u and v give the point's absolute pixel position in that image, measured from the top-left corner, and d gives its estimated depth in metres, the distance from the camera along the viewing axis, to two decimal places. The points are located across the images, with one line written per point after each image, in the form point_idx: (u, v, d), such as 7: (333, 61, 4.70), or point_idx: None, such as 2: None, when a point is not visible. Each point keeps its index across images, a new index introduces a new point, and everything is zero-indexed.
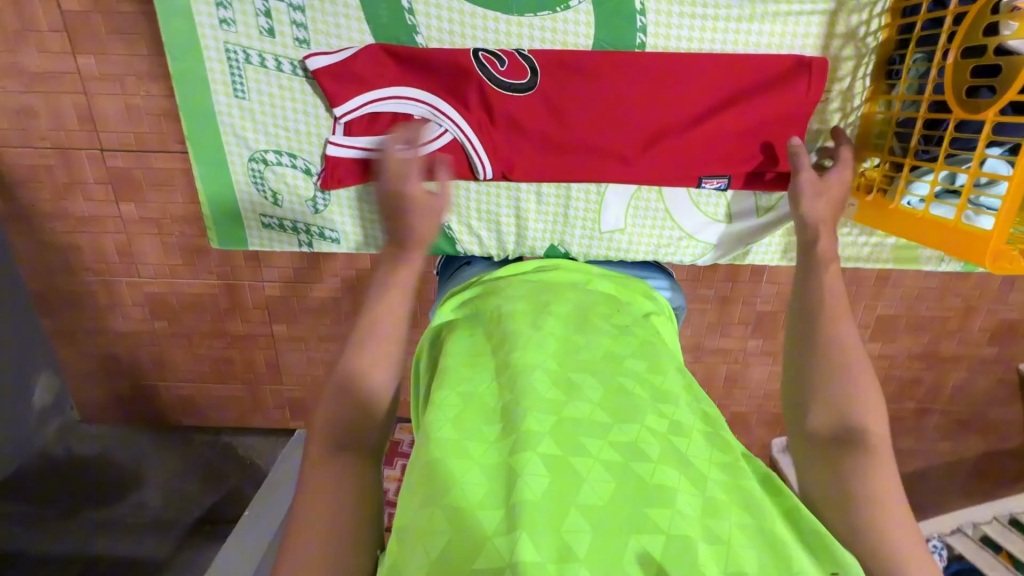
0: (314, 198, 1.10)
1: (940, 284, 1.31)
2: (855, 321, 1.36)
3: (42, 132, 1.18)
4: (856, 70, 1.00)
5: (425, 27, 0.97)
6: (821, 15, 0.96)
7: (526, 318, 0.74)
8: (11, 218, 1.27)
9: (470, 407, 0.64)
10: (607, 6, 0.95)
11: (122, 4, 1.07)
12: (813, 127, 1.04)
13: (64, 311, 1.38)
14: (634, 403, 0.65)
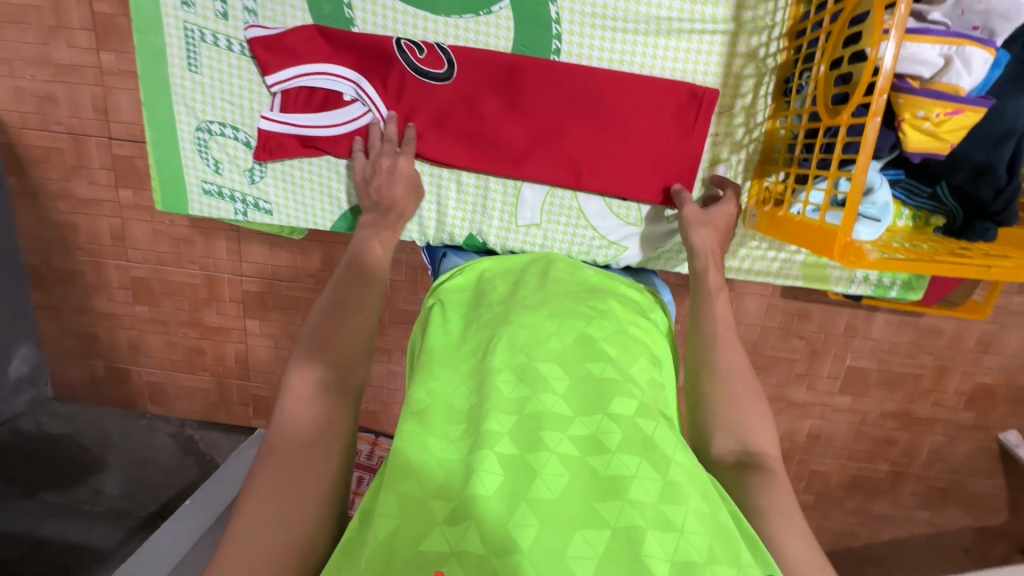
0: (253, 169, 1.08)
1: (911, 339, 1.29)
2: (824, 369, 1.33)
3: (60, 119, 1.29)
4: (756, 87, 1.01)
5: (361, 20, 0.99)
6: (722, 35, 0.98)
7: (503, 314, 0.73)
8: (23, 195, 1.37)
9: (440, 406, 0.63)
10: (525, 12, 0.97)
11: None
12: (716, 138, 1.04)
13: (56, 288, 1.45)
14: (608, 396, 0.62)
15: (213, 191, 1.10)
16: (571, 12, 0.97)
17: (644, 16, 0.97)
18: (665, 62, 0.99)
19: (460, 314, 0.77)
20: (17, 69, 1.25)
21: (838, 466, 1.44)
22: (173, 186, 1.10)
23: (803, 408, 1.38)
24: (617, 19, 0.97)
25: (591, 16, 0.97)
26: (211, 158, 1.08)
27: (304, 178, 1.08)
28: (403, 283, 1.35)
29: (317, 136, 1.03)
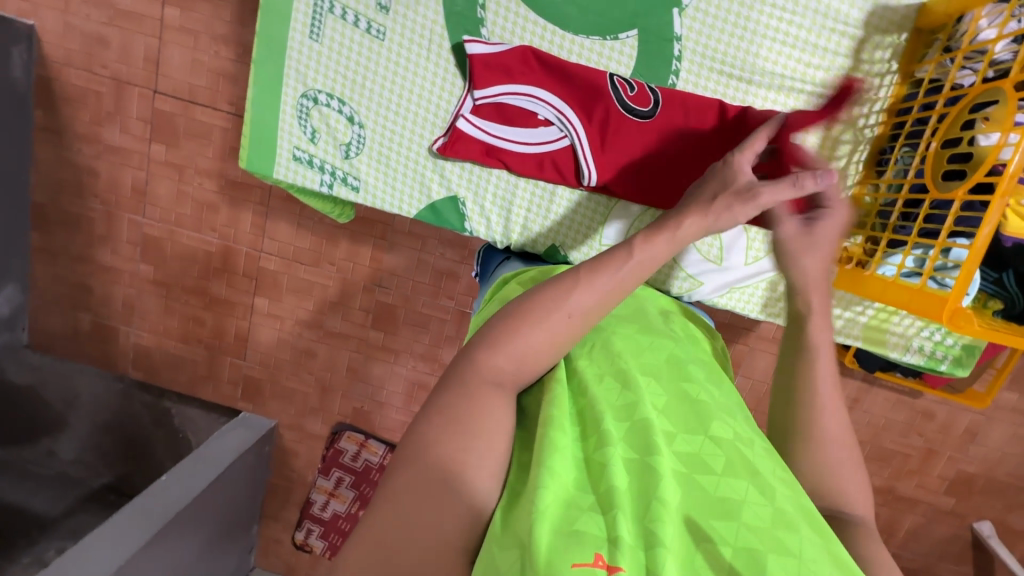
0: (351, 144, 1.02)
1: (906, 419, 1.34)
2: None
3: (106, 62, 1.26)
4: (851, 154, 0.99)
5: (491, 22, 0.96)
6: (827, 100, 0.97)
7: (597, 325, 0.75)
8: (48, 132, 1.32)
9: (558, 399, 0.61)
10: (652, 43, 0.96)
11: None
12: None
13: (59, 232, 1.39)
14: (709, 416, 0.62)
15: (302, 159, 1.03)
16: (694, 52, 0.96)
17: (763, 69, 0.95)
18: None
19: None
20: (73, 7, 1.22)
21: None
22: (266, 147, 1.03)
23: None
24: (744, 69, 0.96)
25: (713, 58, 0.96)
26: (309, 127, 1.01)
27: (403, 163, 1.02)
28: (425, 285, 1.33)
29: (505, 149, 0.98)
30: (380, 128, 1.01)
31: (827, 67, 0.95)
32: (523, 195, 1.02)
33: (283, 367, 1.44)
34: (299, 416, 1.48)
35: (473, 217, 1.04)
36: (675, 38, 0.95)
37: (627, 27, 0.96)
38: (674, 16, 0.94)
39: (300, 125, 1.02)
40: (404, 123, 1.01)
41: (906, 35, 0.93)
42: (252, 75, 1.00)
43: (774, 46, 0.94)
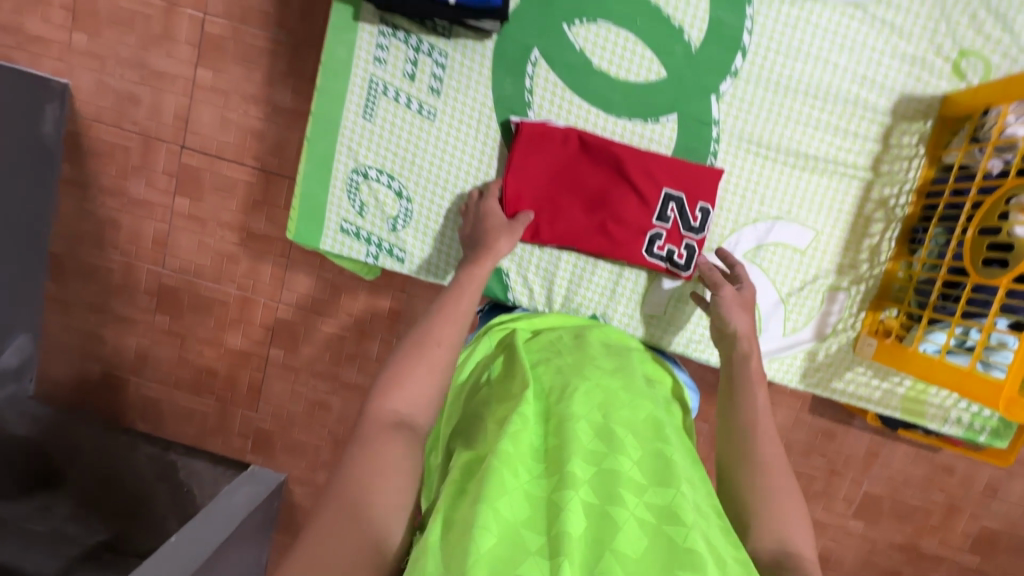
0: (398, 217, 1.02)
1: (926, 473, 1.33)
2: (840, 492, 1.35)
3: (136, 119, 1.29)
4: (885, 231, 1.01)
5: (538, 106, 0.99)
6: (860, 180, 0.99)
7: (574, 369, 0.74)
8: (72, 184, 1.33)
9: (516, 438, 0.60)
10: (690, 124, 0.99)
11: (257, 39, 1.24)
12: (843, 263, 1.02)
13: (75, 280, 1.38)
14: (677, 472, 0.60)
15: (349, 232, 1.02)
16: (734, 135, 0.99)
17: (792, 149, 0.99)
18: (809, 195, 1.00)
19: (529, 363, 0.76)
20: (108, 67, 1.27)
21: None
22: (316, 219, 1.01)
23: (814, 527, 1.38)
24: (779, 153, 0.99)
25: (747, 137, 0.99)
26: (358, 200, 1.01)
27: (447, 235, 1.02)
28: None
29: (553, 223, 0.98)
30: (428, 203, 1.02)
31: (858, 150, 0.99)
32: (565, 268, 1.03)
33: (296, 419, 1.42)
34: (309, 470, 1.45)
35: (515, 286, 1.02)
36: (712, 120, 0.99)
37: (667, 111, 0.98)
38: (711, 99, 0.98)
39: (349, 198, 1.02)
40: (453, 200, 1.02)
41: (931, 122, 0.97)
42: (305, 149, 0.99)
43: (803, 128, 0.98)
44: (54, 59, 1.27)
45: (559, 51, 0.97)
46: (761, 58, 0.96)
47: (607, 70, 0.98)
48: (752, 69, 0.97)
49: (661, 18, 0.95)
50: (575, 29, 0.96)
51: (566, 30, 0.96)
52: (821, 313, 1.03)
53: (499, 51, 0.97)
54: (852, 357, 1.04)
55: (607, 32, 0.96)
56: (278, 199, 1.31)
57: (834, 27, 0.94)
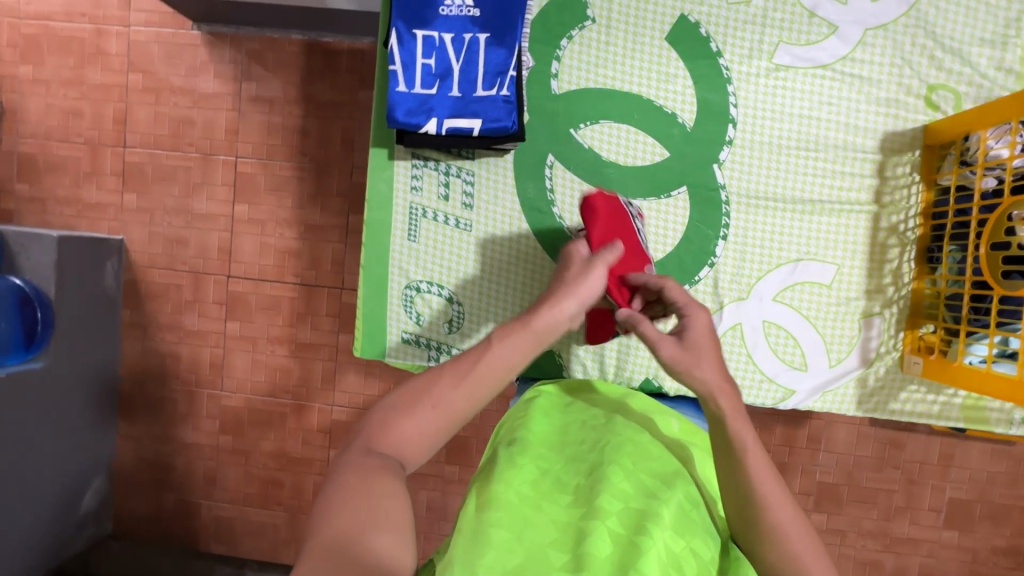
0: (453, 321, 1.00)
1: (1009, 468, 1.28)
2: (925, 502, 1.30)
3: (185, 259, 1.42)
4: (903, 253, 0.94)
5: (560, 203, 0.98)
6: (867, 213, 0.94)
7: (604, 421, 0.70)
8: (133, 327, 1.44)
9: (534, 480, 0.60)
10: (700, 188, 0.95)
11: (284, 170, 1.38)
12: (867, 291, 0.95)
13: (143, 416, 1.47)
14: (699, 529, 0.57)
15: (411, 341, 1.01)
16: (741, 186, 0.95)
17: (795, 196, 0.95)
18: (822, 236, 0.95)
19: (560, 414, 0.72)
20: (157, 218, 1.42)
21: None
22: (377, 332, 1.01)
23: (907, 545, 1.32)
24: (782, 202, 0.95)
25: (754, 194, 0.95)
26: (416, 313, 1.01)
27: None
28: (494, 412, 1.30)
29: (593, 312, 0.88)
30: (483, 306, 1.00)
31: (859, 184, 0.94)
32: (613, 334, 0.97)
33: None
34: None
35: (571, 366, 0.98)
36: (718, 187, 0.95)
37: (676, 184, 0.95)
38: (714, 168, 0.95)
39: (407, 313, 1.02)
40: (511, 302, 0.99)
41: (919, 151, 0.93)
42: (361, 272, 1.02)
43: (805, 171, 0.94)
44: (110, 220, 1.43)
45: (565, 150, 0.97)
46: (753, 120, 0.94)
47: (615, 160, 0.96)
48: (743, 134, 0.94)
49: (655, 107, 0.95)
50: (580, 127, 0.96)
51: (571, 131, 0.97)
52: (861, 340, 0.96)
53: (517, 162, 0.98)
54: (901, 377, 0.95)
55: (610, 127, 0.96)
56: (320, 307, 1.40)
57: (812, 86, 0.93)
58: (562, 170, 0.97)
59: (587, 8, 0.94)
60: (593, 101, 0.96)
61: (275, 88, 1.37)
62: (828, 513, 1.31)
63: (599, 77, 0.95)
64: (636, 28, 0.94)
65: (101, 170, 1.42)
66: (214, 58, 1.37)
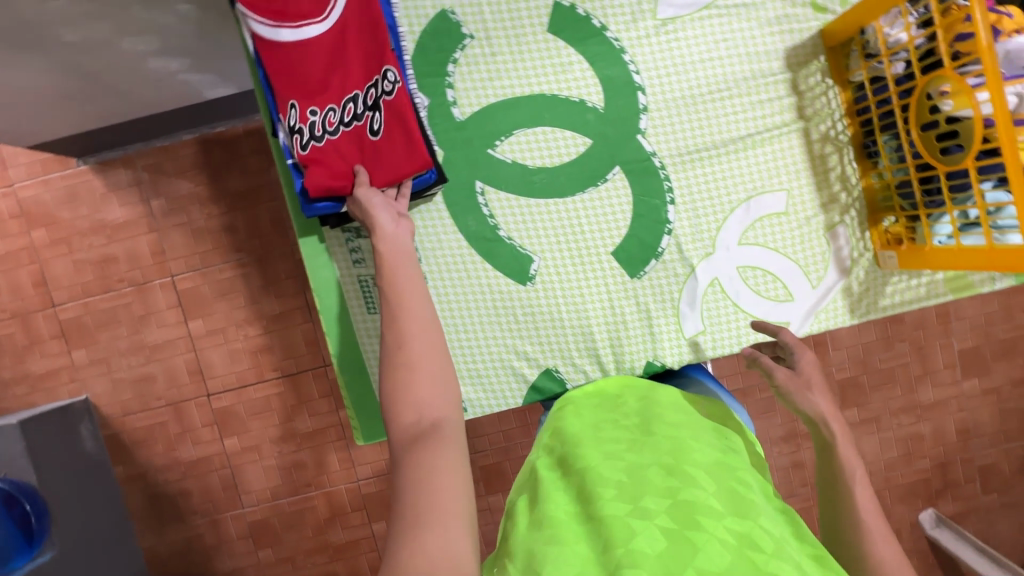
0: None
1: (1001, 304, 1.33)
2: (939, 362, 1.34)
3: (158, 393, 1.36)
4: (843, 147, 0.77)
5: (503, 214, 0.74)
6: (791, 108, 0.76)
7: (639, 418, 0.58)
8: (131, 478, 1.38)
9: (578, 484, 0.48)
10: (611, 131, 0.74)
11: (224, 271, 1.33)
12: (823, 200, 0.78)
13: (173, 561, 1.41)
14: (765, 514, 0.43)
15: None
16: (660, 122, 0.74)
17: (716, 121, 0.75)
18: (763, 149, 0.76)
19: (587, 417, 0.61)
20: (115, 363, 1.35)
21: (1000, 451, 1.36)
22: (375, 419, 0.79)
23: (938, 408, 1.35)
24: (701, 128, 0.75)
25: (680, 135, 0.75)
26: None
27: (496, 374, 0.76)
28: (515, 429, 1.29)
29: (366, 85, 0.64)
30: (464, 356, 0.75)
31: (786, 104, 0.76)
32: (602, 329, 0.76)
33: None
34: None
35: (571, 379, 0.76)
36: (649, 156, 0.74)
37: (609, 167, 0.74)
38: (638, 138, 0.74)
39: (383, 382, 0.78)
40: (487, 341, 0.75)
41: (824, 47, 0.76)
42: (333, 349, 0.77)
43: (730, 104, 0.75)
44: (67, 383, 1.35)
45: (490, 171, 0.73)
46: (661, 72, 0.74)
47: (544, 166, 0.74)
48: (643, 64, 0.73)
49: (562, 100, 0.73)
50: (498, 144, 0.73)
51: (490, 151, 0.73)
52: (833, 250, 0.78)
53: (448, 193, 0.73)
54: (881, 274, 0.78)
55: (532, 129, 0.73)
56: (310, 391, 1.35)
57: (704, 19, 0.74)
58: (496, 194, 0.74)
59: (457, 21, 0.71)
60: (502, 110, 0.72)
61: (185, 194, 1.31)
62: (858, 405, 1.34)
63: (500, 88, 0.72)
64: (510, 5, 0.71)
65: (40, 337, 1.34)
66: (111, 185, 1.31)
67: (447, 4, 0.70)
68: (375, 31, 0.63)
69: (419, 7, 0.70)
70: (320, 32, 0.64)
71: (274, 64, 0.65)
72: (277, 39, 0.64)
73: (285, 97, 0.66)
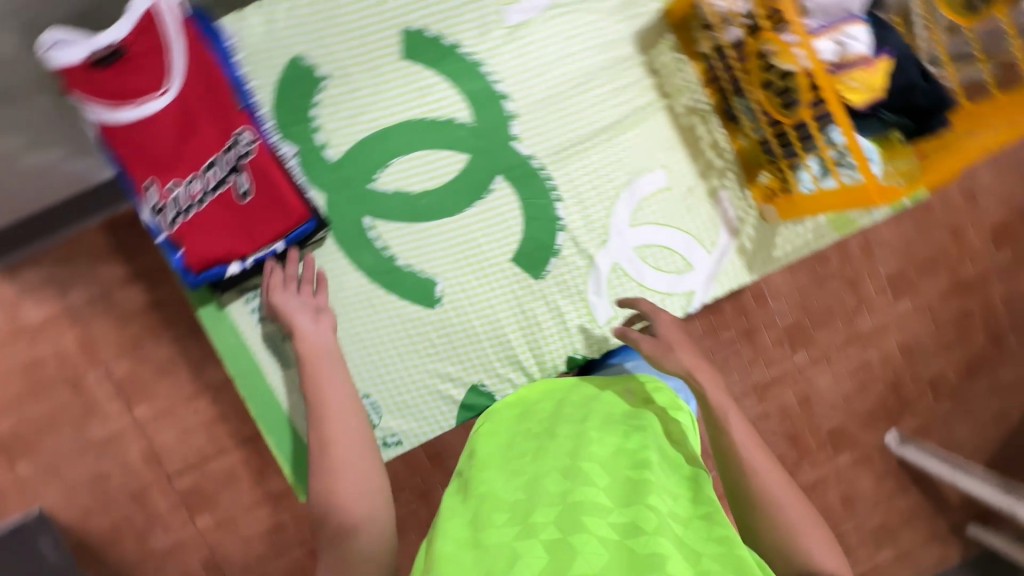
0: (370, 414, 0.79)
1: (915, 225, 1.35)
2: (869, 291, 1.36)
3: (81, 502, 1.21)
4: (708, 118, 0.80)
5: (396, 245, 0.75)
6: (651, 92, 0.79)
7: (548, 421, 0.62)
8: None
9: (487, 505, 0.52)
10: (485, 144, 0.75)
11: (121, 354, 1.19)
12: (701, 169, 0.81)
13: None
14: (652, 493, 0.49)
15: None
16: (530, 127, 0.76)
17: (582, 117, 0.77)
18: (634, 136, 0.79)
19: (508, 429, 0.64)
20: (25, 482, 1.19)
21: (942, 360, 1.40)
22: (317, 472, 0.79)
23: (876, 334, 1.38)
24: (572, 126, 0.77)
25: (552, 138, 0.77)
26: None
27: (423, 402, 0.79)
28: None
29: (216, 137, 0.66)
30: (395, 386, 0.78)
31: (646, 86, 0.79)
32: (517, 332, 0.79)
33: None
34: None
35: (498, 390, 0.80)
36: (527, 159, 0.76)
37: (491, 177, 0.76)
38: (513, 145, 0.76)
39: None
40: (412, 370, 0.78)
41: (670, 32, 0.78)
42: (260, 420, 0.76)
43: (593, 96, 0.77)
44: None
45: (376, 206, 0.74)
46: (521, 77, 0.75)
47: (427, 190, 0.75)
48: (504, 76, 0.75)
49: (430, 122, 0.74)
50: (377, 177, 0.74)
51: (370, 185, 0.74)
52: (719, 217, 0.82)
53: (341, 234, 0.75)
54: (768, 228, 0.83)
55: (407, 160, 0.74)
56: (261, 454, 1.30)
57: (553, 25, 0.75)
58: (386, 225, 0.75)
59: (310, 63, 0.71)
60: (374, 144, 0.74)
61: (52, 282, 1.15)
62: (805, 348, 1.35)
63: (368, 121, 0.73)
64: (359, 42, 0.71)
65: None
66: None
67: (296, 49, 0.70)
68: (222, 104, 0.66)
69: (268, 57, 0.70)
70: (162, 107, 0.62)
71: (121, 143, 0.63)
72: (119, 121, 0.61)
73: (142, 176, 0.64)
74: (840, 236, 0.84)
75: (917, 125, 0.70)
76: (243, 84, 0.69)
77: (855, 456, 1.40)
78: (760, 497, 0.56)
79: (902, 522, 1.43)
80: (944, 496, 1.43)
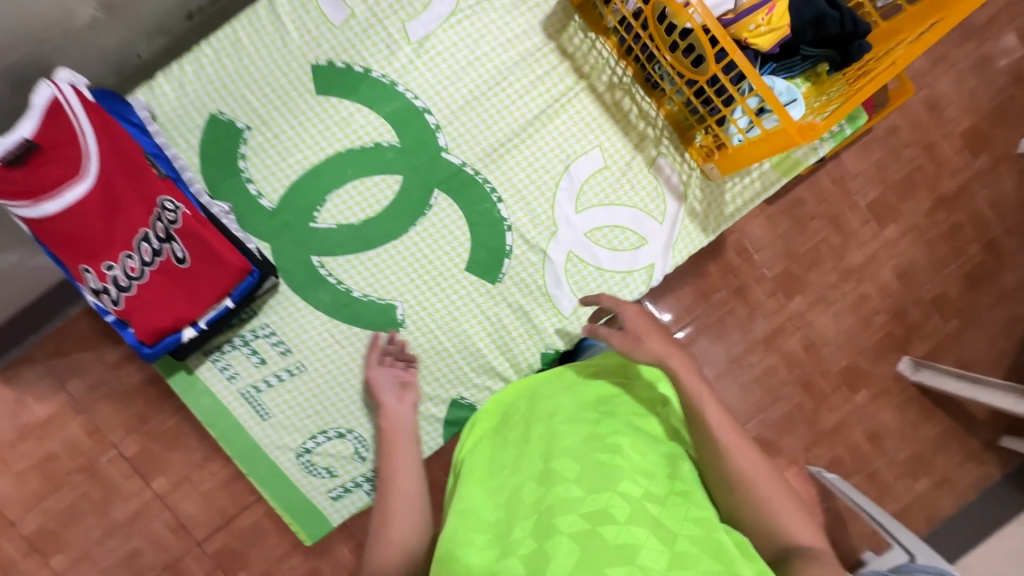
0: (357, 447, 0.81)
1: (885, 148, 1.24)
2: (855, 223, 1.25)
3: None
4: (631, 91, 0.80)
5: (347, 277, 0.77)
6: (570, 76, 0.79)
7: (522, 425, 0.62)
8: None
9: (468, 525, 0.54)
10: (416, 163, 0.76)
11: (58, 449, 1.04)
12: (636, 142, 0.81)
13: None
14: (624, 481, 0.51)
15: (340, 493, 0.82)
16: (456, 137, 0.77)
17: (505, 117, 0.78)
18: (561, 123, 0.79)
19: (493, 438, 0.64)
20: None
21: (946, 280, 1.28)
22: (315, 511, 0.81)
23: (871, 266, 1.26)
24: (498, 128, 0.78)
25: (481, 142, 0.78)
26: (325, 467, 0.81)
27: None
28: None
29: (141, 210, 0.67)
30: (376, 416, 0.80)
31: (564, 71, 0.79)
32: (485, 338, 0.80)
33: None
34: None
35: (479, 400, 0.81)
36: (460, 168, 0.77)
37: (429, 193, 0.77)
38: (444, 156, 0.77)
39: (315, 475, 0.81)
40: None
41: (575, 15, 0.79)
42: (252, 474, 0.79)
43: (513, 93, 0.78)
44: None
45: (321, 243, 0.76)
46: (437, 90, 0.76)
47: (368, 217, 0.76)
48: (421, 93, 0.76)
49: (358, 152, 0.75)
50: (317, 216, 0.76)
51: (311, 225, 0.76)
52: (664, 185, 0.82)
53: (291, 278, 0.76)
54: (714, 185, 0.83)
55: (342, 193, 0.76)
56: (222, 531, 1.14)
57: (457, 35, 0.76)
58: (335, 261, 0.77)
59: (231, 120, 0.74)
60: (306, 185, 0.75)
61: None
62: (801, 294, 1.24)
63: (297, 163, 0.75)
64: (272, 89, 0.74)
65: None
66: None
67: (215, 110, 0.73)
68: (142, 177, 0.66)
69: (189, 122, 0.73)
70: (85, 193, 0.63)
71: (48, 236, 0.63)
72: (43, 216, 0.61)
73: (75, 263, 0.65)
74: (786, 179, 0.84)
75: (840, 54, 0.69)
76: (160, 151, 0.70)
77: (881, 398, 1.27)
78: (742, 488, 0.55)
79: (954, 468, 1.28)
80: (984, 427, 1.29)
